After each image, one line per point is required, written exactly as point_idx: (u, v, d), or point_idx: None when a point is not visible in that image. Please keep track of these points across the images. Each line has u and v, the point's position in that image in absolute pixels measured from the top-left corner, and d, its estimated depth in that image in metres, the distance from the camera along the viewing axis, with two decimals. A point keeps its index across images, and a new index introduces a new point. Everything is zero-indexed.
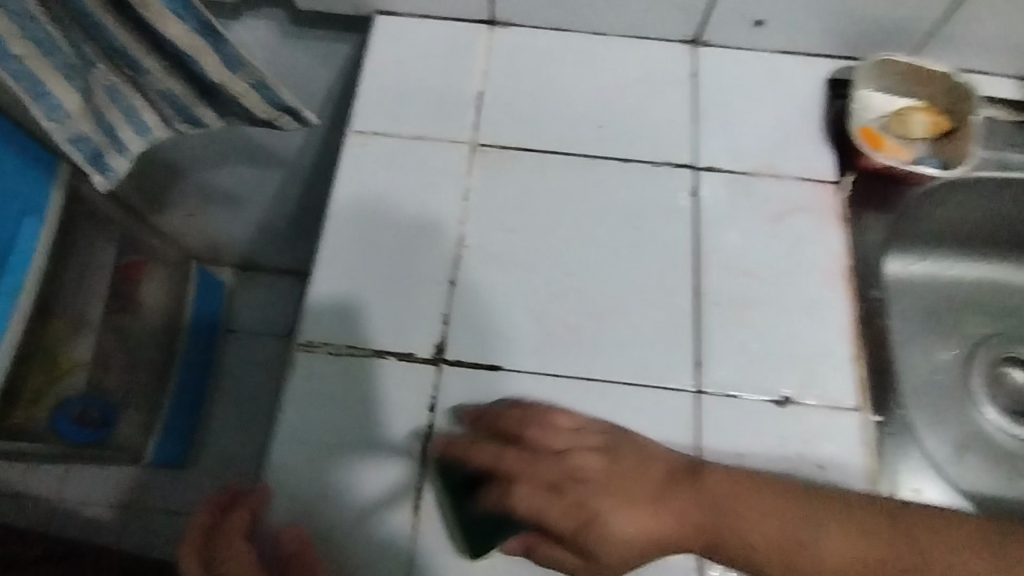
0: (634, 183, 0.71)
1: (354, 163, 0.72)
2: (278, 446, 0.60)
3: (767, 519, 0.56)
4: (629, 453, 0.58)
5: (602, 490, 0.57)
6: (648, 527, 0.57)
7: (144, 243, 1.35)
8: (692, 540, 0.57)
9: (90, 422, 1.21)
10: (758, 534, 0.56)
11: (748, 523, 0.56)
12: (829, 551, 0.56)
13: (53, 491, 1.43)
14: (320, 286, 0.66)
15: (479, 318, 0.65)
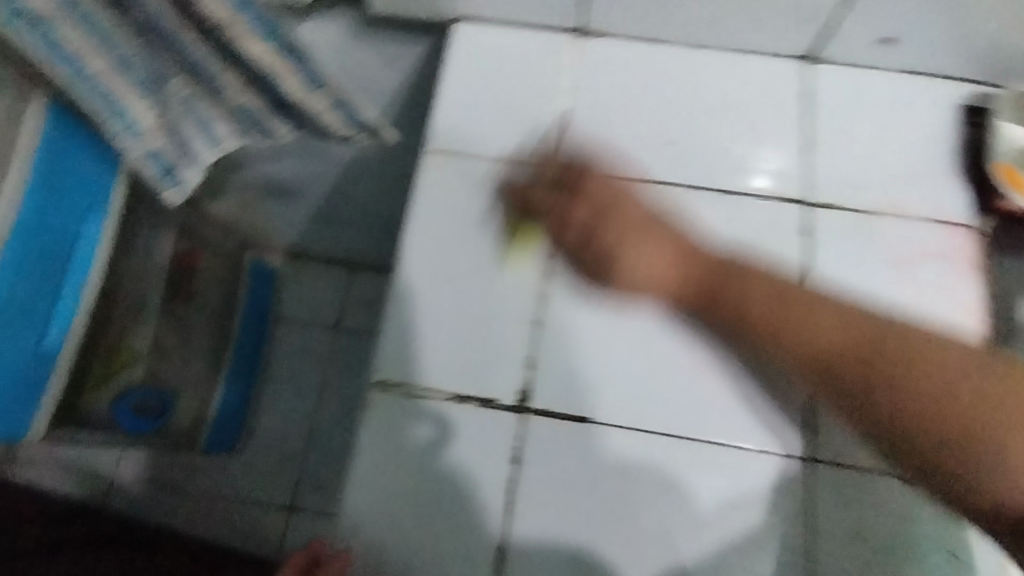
0: (738, 221, 0.65)
1: (432, 185, 0.67)
2: (354, 497, 0.59)
3: (777, 295, 0.52)
4: (680, 278, 0.56)
5: (622, 219, 0.57)
6: (664, 266, 0.56)
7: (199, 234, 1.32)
8: (700, 267, 0.55)
9: (149, 412, 1.25)
10: (769, 291, 0.52)
11: (757, 284, 0.53)
12: (828, 316, 0.49)
13: (105, 470, 1.41)
14: (399, 322, 0.63)
15: (568, 364, 0.61)
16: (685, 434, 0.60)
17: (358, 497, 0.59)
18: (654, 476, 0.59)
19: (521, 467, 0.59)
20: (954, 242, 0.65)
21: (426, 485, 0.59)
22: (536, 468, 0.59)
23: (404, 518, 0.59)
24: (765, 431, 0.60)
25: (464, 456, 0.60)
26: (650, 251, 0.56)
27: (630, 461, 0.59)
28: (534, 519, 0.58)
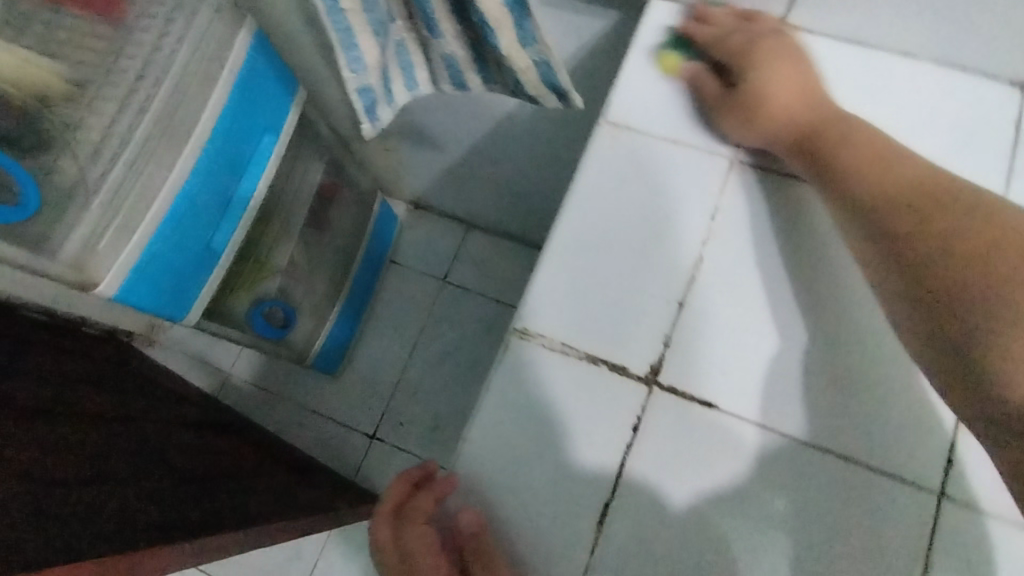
0: None
1: (605, 153, 0.69)
2: (475, 429, 0.63)
3: (872, 139, 0.59)
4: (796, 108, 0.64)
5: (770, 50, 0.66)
6: (789, 88, 0.64)
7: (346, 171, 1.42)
8: (805, 119, 0.63)
9: (275, 320, 1.32)
10: (863, 137, 0.60)
11: (855, 131, 0.61)
12: (904, 163, 0.57)
13: (223, 361, 1.59)
14: (548, 277, 0.66)
15: (707, 349, 0.62)
16: (814, 441, 0.59)
17: (481, 430, 0.63)
18: (773, 476, 0.59)
19: (639, 438, 0.61)
20: None
21: (545, 433, 0.62)
22: (653, 443, 0.60)
23: (522, 459, 0.62)
24: (898, 460, 0.58)
25: (588, 413, 0.62)
26: (781, 68, 0.65)
27: (750, 455, 0.59)
28: (641, 487, 0.60)
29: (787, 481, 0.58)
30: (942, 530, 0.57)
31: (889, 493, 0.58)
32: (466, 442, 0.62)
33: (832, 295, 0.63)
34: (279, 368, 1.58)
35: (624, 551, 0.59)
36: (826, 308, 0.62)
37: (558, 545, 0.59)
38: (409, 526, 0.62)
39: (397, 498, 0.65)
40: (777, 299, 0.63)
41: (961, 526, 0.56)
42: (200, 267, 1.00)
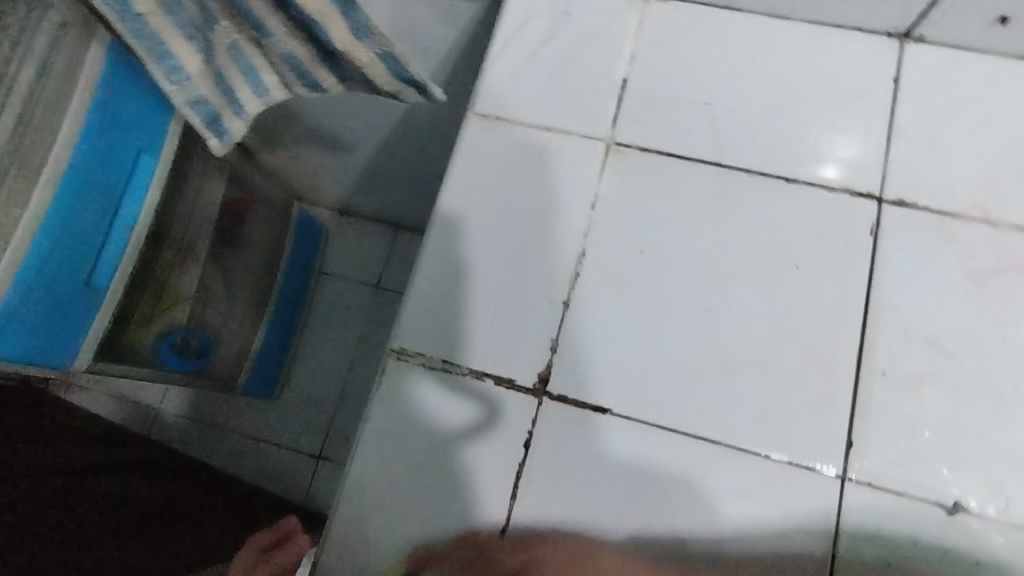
0: (795, 212, 0.60)
1: (472, 150, 0.64)
2: (356, 468, 0.58)
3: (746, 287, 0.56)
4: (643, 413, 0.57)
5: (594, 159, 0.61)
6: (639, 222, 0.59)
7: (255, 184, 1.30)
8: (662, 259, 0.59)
9: (190, 352, 1.19)
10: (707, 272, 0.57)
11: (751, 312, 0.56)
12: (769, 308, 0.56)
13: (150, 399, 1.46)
14: (421, 288, 0.61)
15: (592, 350, 0.58)
16: (708, 434, 0.56)
17: (366, 461, 0.58)
18: (672, 483, 0.55)
19: (533, 450, 0.56)
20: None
21: (433, 460, 0.57)
22: (545, 456, 0.56)
23: (410, 493, 0.57)
24: (801, 441, 0.55)
25: (477, 431, 0.57)
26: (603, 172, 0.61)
27: (647, 460, 0.56)
28: (534, 512, 0.55)
29: (683, 488, 0.55)
30: (852, 513, 0.53)
31: (793, 482, 0.54)
32: (349, 482, 0.57)
33: (717, 277, 0.59)
34: (211, 401, 1.46)
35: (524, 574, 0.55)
36: (710, 294, 0.59)
37: None
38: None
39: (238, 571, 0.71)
40: (660, 292, 0.59)
41: (873, 508, 0.53)
42: (79, 312, 0.82)
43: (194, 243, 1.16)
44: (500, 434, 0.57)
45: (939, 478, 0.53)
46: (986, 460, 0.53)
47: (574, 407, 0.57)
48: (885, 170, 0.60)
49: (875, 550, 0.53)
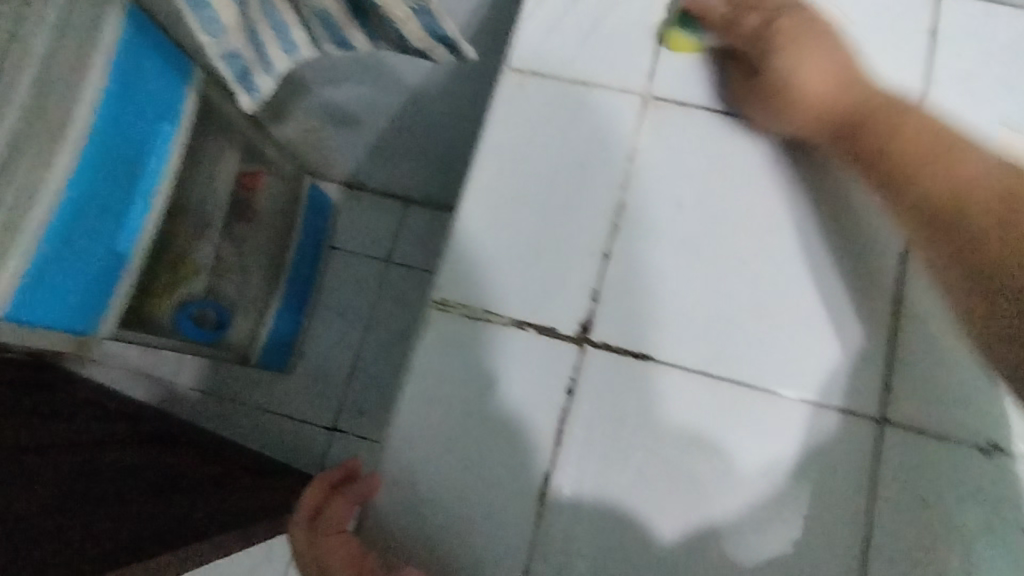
0: (831, 162, 0.61)
1: (509, 105, 0.64)
2: (400, 421, 0.58)
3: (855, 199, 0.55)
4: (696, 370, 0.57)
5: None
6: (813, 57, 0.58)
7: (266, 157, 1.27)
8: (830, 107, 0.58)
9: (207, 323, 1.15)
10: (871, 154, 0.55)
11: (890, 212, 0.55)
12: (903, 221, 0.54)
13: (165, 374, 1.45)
14: (460, 240, 0.61)
15: (629, 301, 0.59)
16: (745, 381, 0.57)
17: (409, 413, 0.59)
18: (715, 426, 0.56)
19: (574, 398, 0.58)
20: None
21: (476, 410, 0.58)
22: (586, 404, 0.57)
23: (459, 441, 0.58)
24: (836, 386, 0.56)
25: (520, 383, 0.58)
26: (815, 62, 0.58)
27: (691, 405, 0.57)
28: (581, 456, 0.57)
29: (726, 431, 0.56)
30: (884, 455, 0.55)
31: (830, 426, 0.56)
32: (392, 435, 0.58)
33: (757, 228, 0.60)
34: (226, 376, 1.44)
35: (567, 517, 0.56)
36: (750, 246, 0.59)
37: (501, 532, 0.56)
38: (323, 539, 0.56)
39: (313, 503, 0.58)
40: (699, 243, 0.60)
41: (909, 449, 0.55)
42: (107, 276, 0.83)
43: (208, 220, 1.15)
44: (542, 384, 0.58)
45: (970, 417, 0.55)
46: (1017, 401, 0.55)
47: (617, 357, 0.58)
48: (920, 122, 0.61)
49: (911, 488, 0.54)
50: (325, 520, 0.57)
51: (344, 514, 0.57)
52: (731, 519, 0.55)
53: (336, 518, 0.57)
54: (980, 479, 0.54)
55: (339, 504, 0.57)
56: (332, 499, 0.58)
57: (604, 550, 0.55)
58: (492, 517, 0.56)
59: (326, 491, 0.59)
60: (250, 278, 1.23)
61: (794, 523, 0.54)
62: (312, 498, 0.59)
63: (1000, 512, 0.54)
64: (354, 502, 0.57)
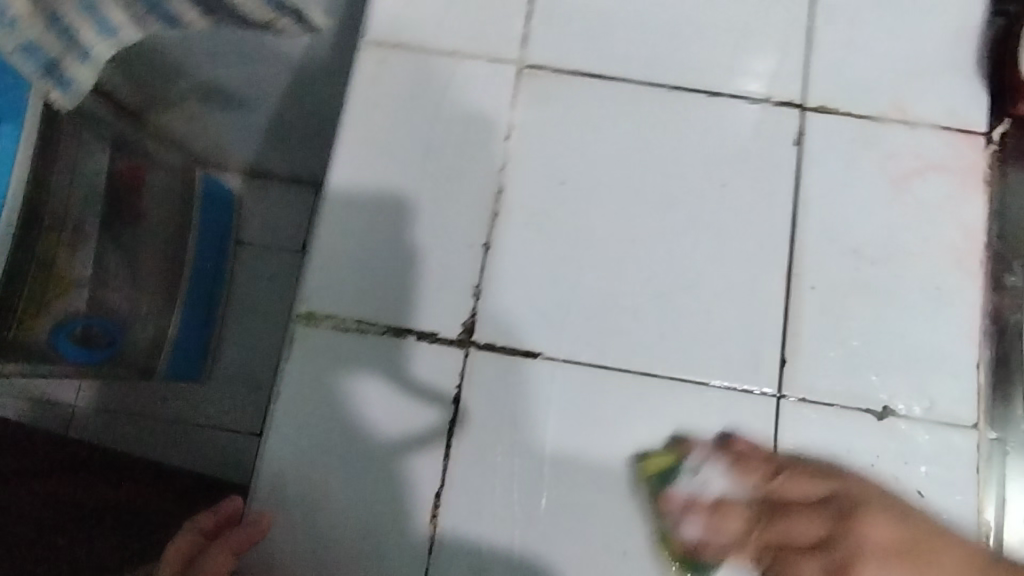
0: (719, 125, 0.57)
1: (367, 86, 0.57)
2: (270, 454, 0.52)
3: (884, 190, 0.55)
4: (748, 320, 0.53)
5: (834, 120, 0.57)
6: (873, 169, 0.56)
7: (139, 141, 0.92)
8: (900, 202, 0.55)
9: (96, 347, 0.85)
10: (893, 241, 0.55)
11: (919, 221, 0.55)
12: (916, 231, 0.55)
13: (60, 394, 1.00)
14: (326, 242, 0.55)
15: (516, 295, 0.54)
16: (645, 369, 0.53)
17: (282, 441, 0.52)
18: (613, 421, 0.52)
19: (463, 408, 0.52)
20: (958, 156, 0.57)
21: (358, 432, 0.52)
22: (476, 413, 0.52)
23: (338, 470, 0.52)
24: (739, 364, 0.53)
25: (406, 396, 0.53)
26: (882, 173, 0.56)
27: (586, 400, 0.52)
28: (469, 470, 0.52)
29: (627, 425, 0.52)
30: (784, 431, 0.52)
31: (736, 408, 0.52)
32: (263, 469, 0.51)
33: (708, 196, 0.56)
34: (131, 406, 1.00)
35: (459, 539, 0.51)
36: (653, 221, 0.55)
37: (390, 567, 0.51)
38: None
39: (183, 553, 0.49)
40: (590, 226, 0.55)
41: (810, 423, 0.52)
42: None
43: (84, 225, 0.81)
44: (429, 396, 0.53)
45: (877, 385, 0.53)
46: (919, 368, 0.53)
47: (507, 357, 0.53)
48: (805, 77, 0.58)
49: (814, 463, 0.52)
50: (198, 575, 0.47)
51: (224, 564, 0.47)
52: (637, 523, 0.51)
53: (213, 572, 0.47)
54: (887, 447, 0.52)
55: (216, 554, 0.47)
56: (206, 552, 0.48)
57: (501, 573, 0.51)
58: (378, 553, 0.51)
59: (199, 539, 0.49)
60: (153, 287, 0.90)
61: (702, 517, 0.51)
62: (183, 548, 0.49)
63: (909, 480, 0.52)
64: (236, 553, 0.48)
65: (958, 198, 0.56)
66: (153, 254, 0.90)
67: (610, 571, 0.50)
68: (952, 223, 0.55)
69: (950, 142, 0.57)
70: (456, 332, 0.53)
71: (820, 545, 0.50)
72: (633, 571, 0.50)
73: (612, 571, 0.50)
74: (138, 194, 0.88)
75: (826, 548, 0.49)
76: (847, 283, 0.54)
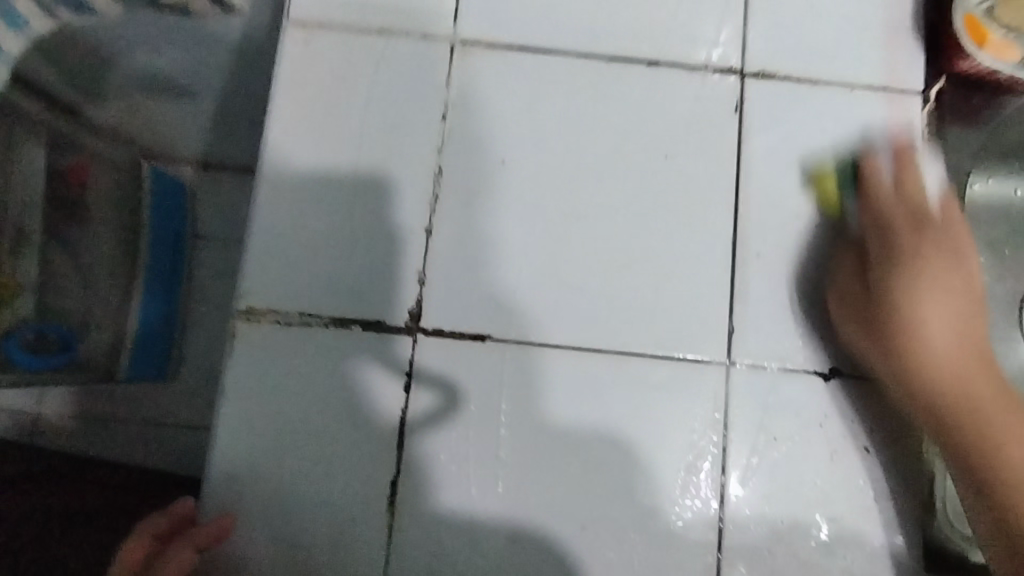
0: (659, 93, 0.56)
1: (297, 71, 0.55)
2: (221, 452, 0.50)
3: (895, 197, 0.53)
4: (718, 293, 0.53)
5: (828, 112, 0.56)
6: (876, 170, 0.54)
7: (80, 141, 0.86)
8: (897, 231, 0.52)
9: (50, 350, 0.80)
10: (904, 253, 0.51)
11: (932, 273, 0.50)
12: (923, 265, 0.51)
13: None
14: (263, 233, 0.53)
15: (460, 278, 0.53)
16: (595, 344, 0.53)
17: (233, 439, 0.51)
18: (566, 396, 0.52)
19: (414, 395, 0.51)
20: (898, 116, 0.57)
21: (310, 426, 0.51)
22: (428, 398, 0.51)
23: (291, 467, 0.50)
24: (688, 334, 0.53)
25: (358, 386, 0.52)
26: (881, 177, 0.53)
27: (538, 379, 0.52)
28: (424, 457, 0.51)
29: (580, 400, 0.52)
30: (738, 397, 0.52)
31: (688, 376, 0.52)
32: (215, 467, 0.50)
33: (652, 166, 0.55)
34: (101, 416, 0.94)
35: (419, 526, 0.50)
36: (597, 194, 0.55)
37: (351, 557, 0.50)
38: None
39: (133, 560, 0.46)
40: (533, 203, 0.54)
41: (757, 388, 0.52)
42: None
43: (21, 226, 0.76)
44: (381, 384, 0.52)
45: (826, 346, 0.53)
46: None
47: (454, 340, 0.52)
48: (743, 41, 0.57)
49: (760, 423, 0.52)
50: (159, 571, 0.45)
51: (189, 561, 0.46)
52: (594, 497, 0.51)
53: (174, 567, 0.45)
54: (843, 406, 0.52)
55: (181, 550, 0.46)
56: (163, 552, 0.46)
57: (461, 556, 0.50)
58: (337, 544, 0.50)
59: (151, 544, 0.47)
60: (100, 289, 0.86)
61: (659, 483, 0.51)
62: (133, 555, 0.46)
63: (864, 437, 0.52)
64: (199, 549, 0.46)
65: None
66: (97, 255, 0.85)
67: (569, 544, 0.51)
68: None
69: (892, 102, 0.57)
70: (402, 317, 0.52)
71: (767, 500, 0.51)
72: (593, 543, 0.51)
73: (571, 544, 0.51)
74: (84, 191, 0.84)
75: (772, 502, 0.51)
76: (792, 246, 0.54)
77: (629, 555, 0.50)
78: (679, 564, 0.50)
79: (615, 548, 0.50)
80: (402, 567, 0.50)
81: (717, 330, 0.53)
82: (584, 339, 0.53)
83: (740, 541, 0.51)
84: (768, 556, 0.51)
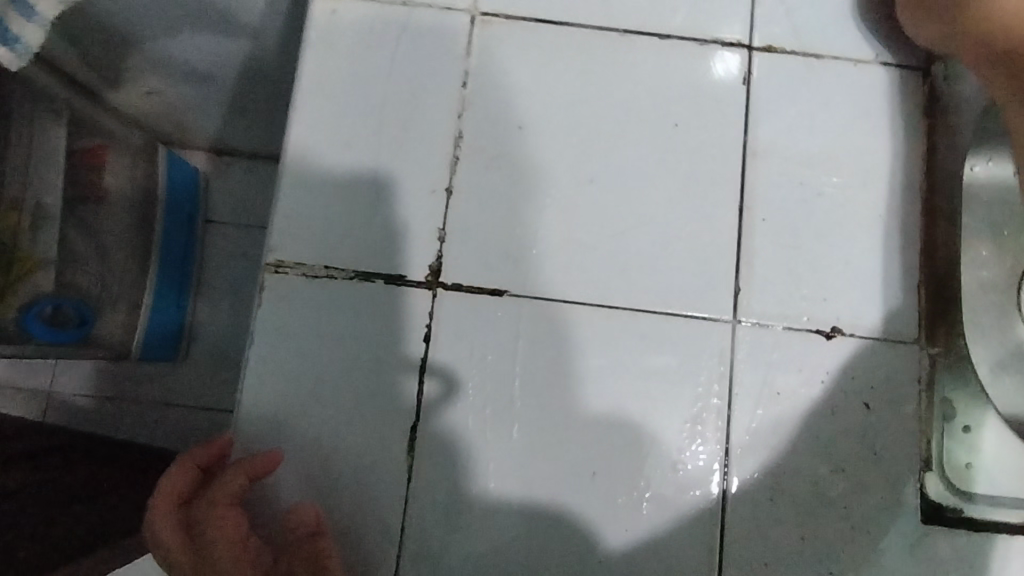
0: (673, 65, 0.59)
1: (326, 39, 0.58)
2: (250, 398, 0.53)
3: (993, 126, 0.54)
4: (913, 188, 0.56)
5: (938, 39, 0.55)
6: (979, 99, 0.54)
7: (100, 124, 0.87)
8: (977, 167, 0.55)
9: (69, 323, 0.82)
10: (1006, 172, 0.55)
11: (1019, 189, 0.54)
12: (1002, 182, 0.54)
13: (37, 378, 0.96)
14: (291, 193, 0.56)
15: (476, 236, 0.56)
16: (604, 301, 0.55)
17: (262, 385, 0.53)
18: (578, 350, 0.54)
19: (432, 347, 0.54)
20: (895, 86, 0.59)
21: (336, 375, 0.54)
22: (443, 350, 0.54)
23: (320, 414, 0.53)
24: (697, 293, 0.55)
25: (381, 338, 0.54)
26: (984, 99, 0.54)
27: (551, 334, 0.54)
28: (440, 405, 0.53)
29: (592, 355, 0.54)
30: (743, 354, 0.55)
31: (694, 333, 0.55)
32: (245, 414, 0.53)
33: (665, 135, 0.58)
34: (123, 391, 0.97)
35: (439, 471, 0.53)
36: (609, 160, 0.57)
37: (373, 496, 0.52)
38: (210, 515, 0.48)
39: (180, 486, 0.49)
40: (550, 166, 0.57)
41: (760, 346, 0.55)
42: None
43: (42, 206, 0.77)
44: (404, 336, 0.54)
45: (828, 307, 0.56)
46: (868, 287, 0.56)
47: (471, 295, 0.55)
48: (750, 18, 0.60)
49: (763, 380, 0.54)
50: (212, 491, 0.48)
51: (238, 489, 0.48)
52: (604, 446, 0.53)
53: (227, 492, 0.48)
54: (846, 364, 0.55)
55: (230, 478, 0.49)
56: (212, 481, 0.49)
57: (476, 500, 0.53)
58: (360, 485, 0.52)
59: (196, 475, 0.50)
60: (119, 269, 0.87)
61: (668, 436, 0.54)
62: (178, 482, 0.49)
63: (865, 393, 0.54)
64: (249, 479, 0.49)
65: (897, 129, 0.58)
66: (116, 238, 0.87)
67: (579, 490, 0.53)
68: (892, 156, 0.58)
69: (889, 75, 0.59)
70: (423, 273, 0.55)
71: (769, 452, 0.54)
72: (604, 490, 0.53)
73: (581, 490, 0.53)
74: (100, 175, 0.85)
75: (773, 455, 0.54)
76: (795, 213, 0.57)
77: (637, 501, 0.53)
78: (686, 512, 0.53)
79: (624, 495, 0.53)
80: (421, 509, 0.52)
81: (722, 291, 0.55)
82: (596, 296, 0.55)
83: (742, 491, 0.53)
84: (770, 504, 0.53)
